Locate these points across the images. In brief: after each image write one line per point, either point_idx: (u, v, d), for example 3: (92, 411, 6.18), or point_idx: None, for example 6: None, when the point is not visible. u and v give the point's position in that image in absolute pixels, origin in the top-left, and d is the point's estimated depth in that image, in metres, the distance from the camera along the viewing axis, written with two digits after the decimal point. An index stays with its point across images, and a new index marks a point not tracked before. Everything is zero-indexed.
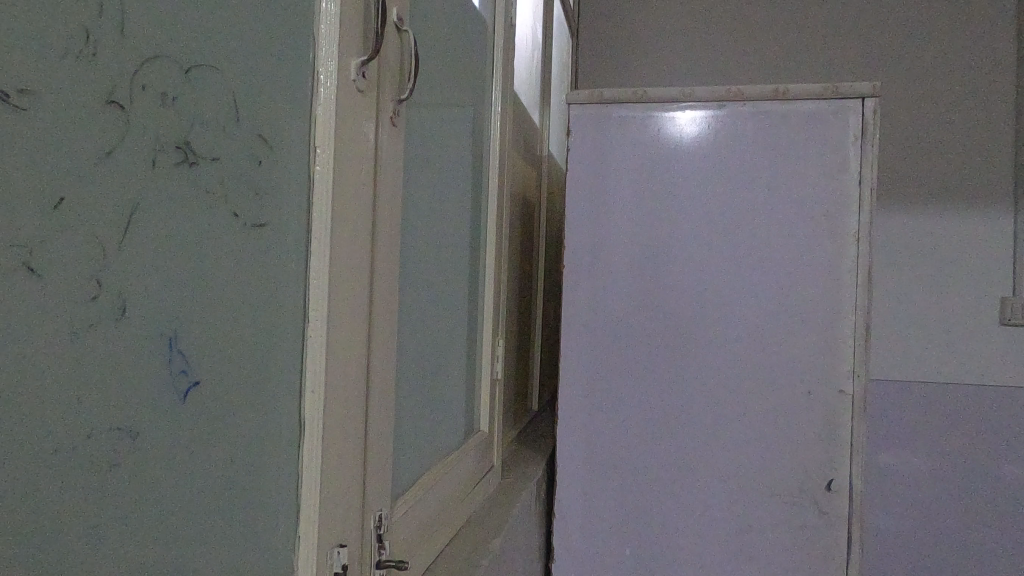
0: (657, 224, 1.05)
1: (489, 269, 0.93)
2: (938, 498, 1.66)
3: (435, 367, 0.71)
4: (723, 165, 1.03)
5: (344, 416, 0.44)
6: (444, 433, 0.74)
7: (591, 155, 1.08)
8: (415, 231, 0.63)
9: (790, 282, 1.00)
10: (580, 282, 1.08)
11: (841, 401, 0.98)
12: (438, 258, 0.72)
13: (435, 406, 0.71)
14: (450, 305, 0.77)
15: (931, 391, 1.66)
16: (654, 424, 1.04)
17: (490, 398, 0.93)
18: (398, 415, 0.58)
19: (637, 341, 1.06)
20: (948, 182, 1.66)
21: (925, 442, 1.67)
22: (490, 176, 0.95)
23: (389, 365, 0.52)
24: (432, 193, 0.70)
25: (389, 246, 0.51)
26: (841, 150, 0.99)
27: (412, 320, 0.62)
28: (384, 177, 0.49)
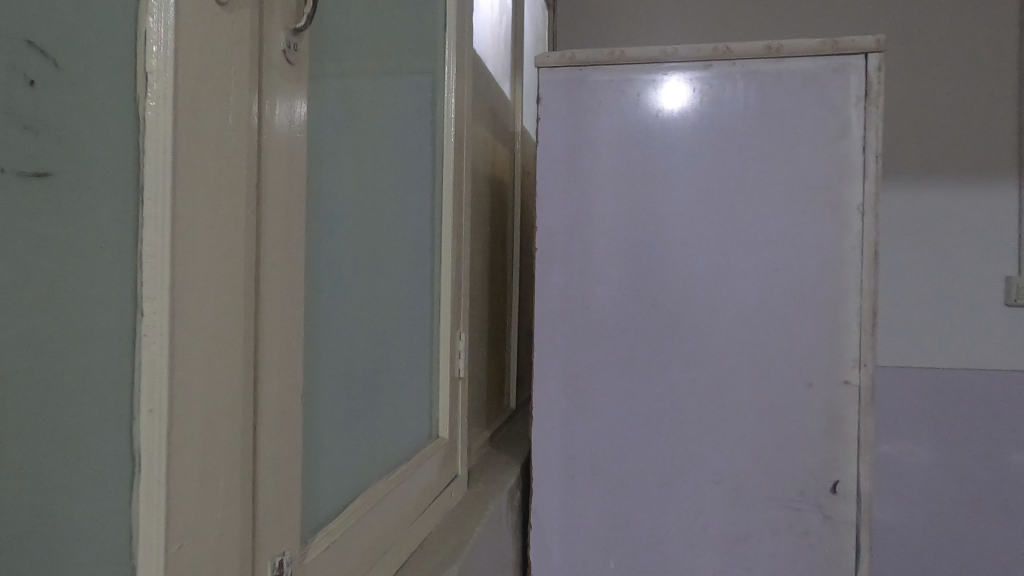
0: (638, 201, 0.95)
1: (446, 253, 0.82)
2: (944, 490, 1.57)
3: (376, 368, 0.60)
4: (709, 133, 0.92)
5: (217, 439, 0.33)
6: (390, 443, 0.64)
7: (564, 125, 0.97)
8: (338, 205, 0.52)
9: (786, 261, 0.90)
10: (555, 267, 0.97)
11: (846, 394, 0.88)
12: (375, 240, 0.61)
13: (377, 413, 0.60)
14: (394, 296, 0.66)
15: (935, 376, 1.57)
16: (639, 422, 0.94)
17: (453, 398, 0.82)
18: (316, 430, 0.47)
19: (619, 331, 0.95)
20: (947, 156, 1.56)
21: (929, 432, 1.58)
22: (447, 149, 0.84)
23: (294, 366, 0.41)
24: (364, 162, 0.59)
25: (287, 217, 0.40)
26: (842, 113, 0.88)
27: (336, 313, 0.51)
28: (272, 129, 0.38)
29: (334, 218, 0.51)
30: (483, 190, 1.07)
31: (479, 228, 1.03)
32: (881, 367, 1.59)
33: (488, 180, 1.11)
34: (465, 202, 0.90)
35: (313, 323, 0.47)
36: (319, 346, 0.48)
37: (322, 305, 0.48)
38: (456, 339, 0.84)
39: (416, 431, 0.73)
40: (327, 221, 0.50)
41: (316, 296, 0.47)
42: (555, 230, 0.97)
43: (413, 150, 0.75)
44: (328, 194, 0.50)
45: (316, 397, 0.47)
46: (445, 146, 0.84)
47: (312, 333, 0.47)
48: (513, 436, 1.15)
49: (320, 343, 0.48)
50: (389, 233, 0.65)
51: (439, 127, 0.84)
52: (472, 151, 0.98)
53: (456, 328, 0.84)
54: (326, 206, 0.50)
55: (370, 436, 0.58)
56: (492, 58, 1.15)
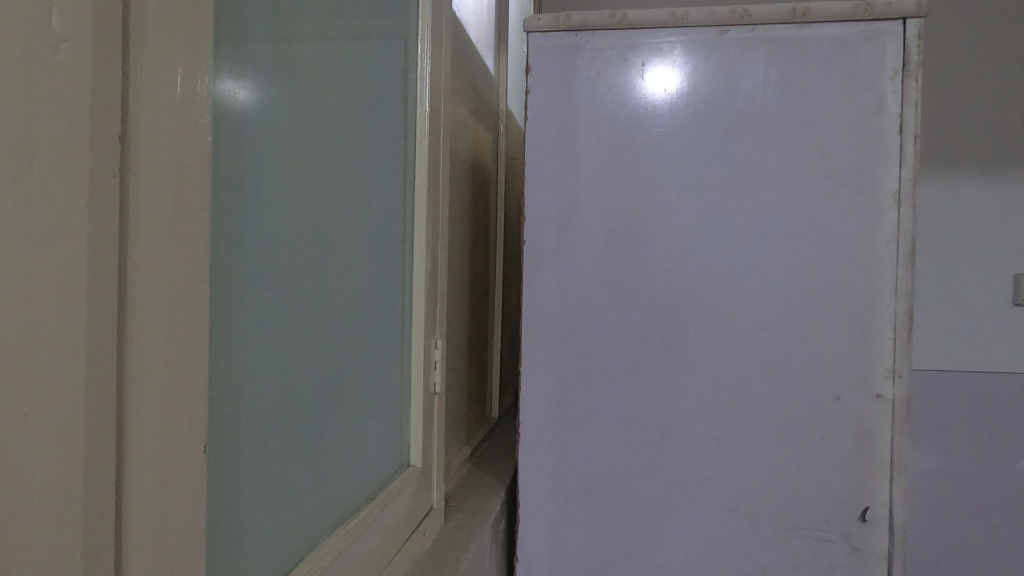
0: (639, 187, 0.83)
1: (421, 247, 0.69)
2: (971, 510, 1.34)
3: (324, 391, 0.47)
4: (723, 110, 0.80)
5: (22, 518, 0.21)
6: (345, 482, 0.52)
7: (555, 98, 0.84)
8: (265, 183, 0.40)
9: (812, 257, 0.78)
10: (546, 262, 0.85)
11: (878, 409, 0.77)
12: (321, 228, 0.48)
13: (326, 447, 0.48)
14: (350, 298, 0.53)
15: (962, 379, 1.33)
16: (641, 440, 0.82)
17: (428, 418, 0.70)
18: (227, 482, 0.35)
19: (618, 336, 0.83)
20: (985, 124, 1.29)
21: (958, 450, 1.34)
22: (420, 124, 0.71)
23: (190, 399, 0.30)
24: (308, 129, 0.46)
25: (173, 197, 0.29)
26: (876, 87, 0.77)
27: (260, 323, 0.39)
28: (142, 66, 0.27)
29: (258, 199, 0.39)
30: (463, 175, 0.94)
31: (459, 217, 0.90)
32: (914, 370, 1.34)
33: (468, 164, 0.98)
34: (442, 186, 0.77)
35: (220, 338, 0.34)
36: (229, 369, 0.35)
37: (235, 313, 0.36)
38: (432, 347, 0.72)
39: (383, 460, 0.61)
40: (246, 203, 0.38)
41: (226, 305, 0.35)
42: (544, 221, 0.85)
43: (375, 122, 0.62)
44: (248, 166, 0.38)
45: (227, 438, 0.35)
46: (419, 120, 0.71)
47: (219, 353, 0.34)
48: (495, 451, 1.02)
49: (232, 365, 0.36)
50: (342, 220, 0.52)
51: (413, 97, 0.71)
52: (451, 130, 0.85)
53: (432, 334, 0.72)
54: (244, 184, 0.38)
55: (316, 478, 0.46)
56: (474, 26, 1.02)
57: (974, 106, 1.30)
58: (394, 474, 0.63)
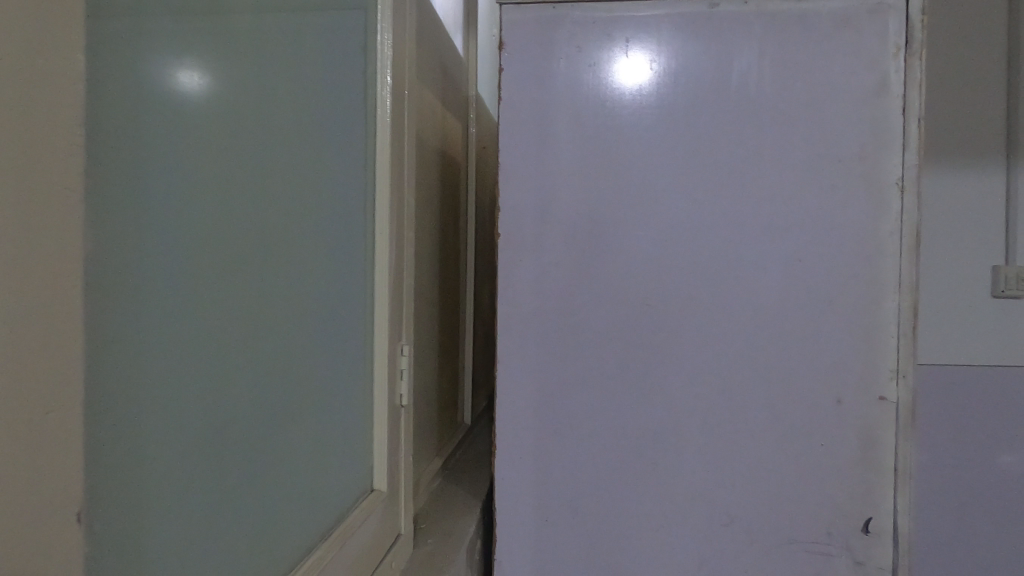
0: (624, 174, 0.76)
1: (383, 245, 0.61)
2: (957, 505, 1.32)
3: (250, 414, 0.40)
4: (715, 90, 0.74)
5: None
6: (282, 518, 0.45)
7: (531, 78, 0.77)
8: (166, 167, 0.32)
9: (810, 249, 0.73)
10: (525, 257, 0.78)
11: (882, 411, 0.71)
12: (247, 221, 0.40)
13: (254, 481, 0.41)
14: (287, 304, 0.46)
15: (945, 375, 1.30)
16: (630, 449, 0.76)
17: (394, 434, 0.63)
18: (109, 551, 0.28)
19: (604, 337, 0.76)
20: (971, 111, 1.26)
21: (960, 443, 1.31)
22: (383, 103, 0.63)
23: (54, 440, 0.24)
24: (228, 98, 0.38)
25: (7, 190, 0.22)
26: (878, 66, 0.71)
27: (154, 342, 0.31)
28: None
29: (153, 188, 0.31)
30: (431, 163, 0.86)
31: (426, 208, 0.82)
32: (921, 365, 1.31)
33: (437, 150, 0.90)
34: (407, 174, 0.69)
35: (95, 366, 0.27)
36: (107, 404, 0.28)
37: (117, 331, 0.29)
38: (398, 355, 0.64)
39: (336, 486, 0.53)
40: (134, 191, 0.30)
41: (106, 326, 0.28)
42: (522, 212, 0.78)
43: (325, 100, 0.54)
44: (136, 144, 0.30)
45: (107, 494, 0.28)
46: (379, 100, 0.63)
47: (92, 386, 0.27)
48: (469, 460, 0.95)
49: (115, 399, 0.29)
50: (277, 212, 0.44)
51: (371, 73, 0.63)
52: (416, 112, 0.77)
53: (397, 340, 0.64)
54: (130, 168, 0.30)
55: (240, 520, 0.39)
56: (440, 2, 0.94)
57: (961, 93, 1.26)
58: (352, 503, 0.56)
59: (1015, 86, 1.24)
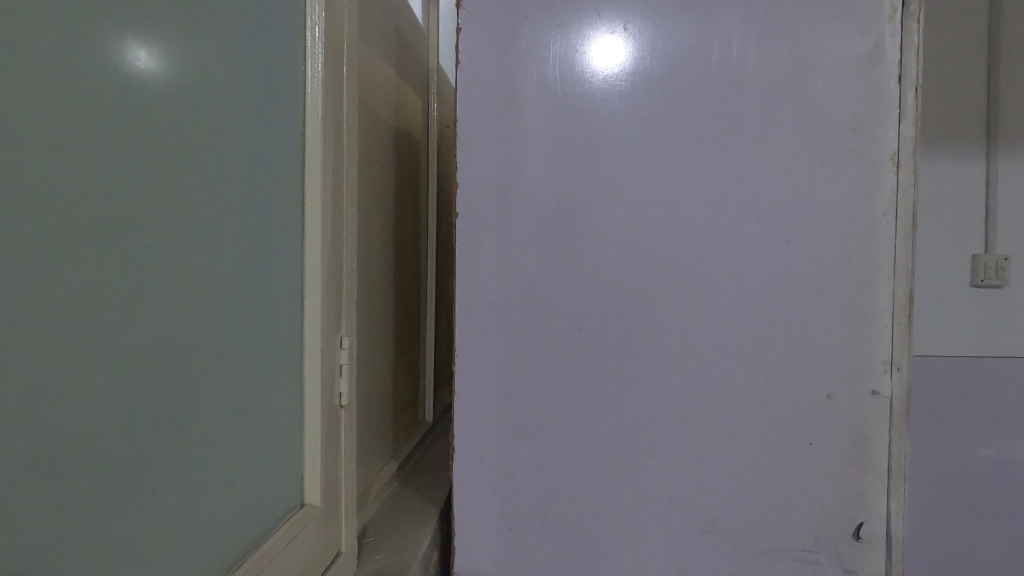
0: (596, 147, 0.69)
1: (311, 226, 0.54)
2: (953, 501, 1.28)
3: (154, 404, 0.36)
4: (696, 54, 0.67)
5: None
6: (202, 516, 0.41)
7: (494, 40, 0.69)
8: (17, 122, 0.27)
9: (798, 231, 0.66)
10: (487, 239, 0.70)
11: (874, 408, 0.66)
12: (152, 190, 0.36)
13: (163, 477, 0.37)
14: (194, 288, 0.40)
15: (938, 368, 1.25)
16: (603, 450, 0.69)
17: (331, 439, 0.55)
18: None
19: (574, 329, 0.69)
20: (952, 93, 1.22)
21: (955, 437, 1.27)
22: (314, 62, 0.55)
23: None
24: (128, 55, 0.34)
25: None
26: (872, 30, 0.65)
27: (16, 322, 0.27)
28: None
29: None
30: (385, 137, 0.78)
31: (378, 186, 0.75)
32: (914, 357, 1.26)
33: (392, 124, 0.82)
34: (349, 145, 0.61)
35: None
36: None
37: None
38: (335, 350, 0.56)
39: (255, 501, 0.47)
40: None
41: None
42: (484, 189, 0.70)
43: (248, 57, 0.47)
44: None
45: None
46: (309, 60, 0.55)
47: None
48: (429, 462, 0.88)
49: None
50: (181, 182, 0.39)
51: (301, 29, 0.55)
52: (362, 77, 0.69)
53: (335, 332, 0.56)
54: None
55: (147, 520, 0.36)
56: None
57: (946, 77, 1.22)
58: (271, 525, 0.48)
59: (994, 74, 1.20)
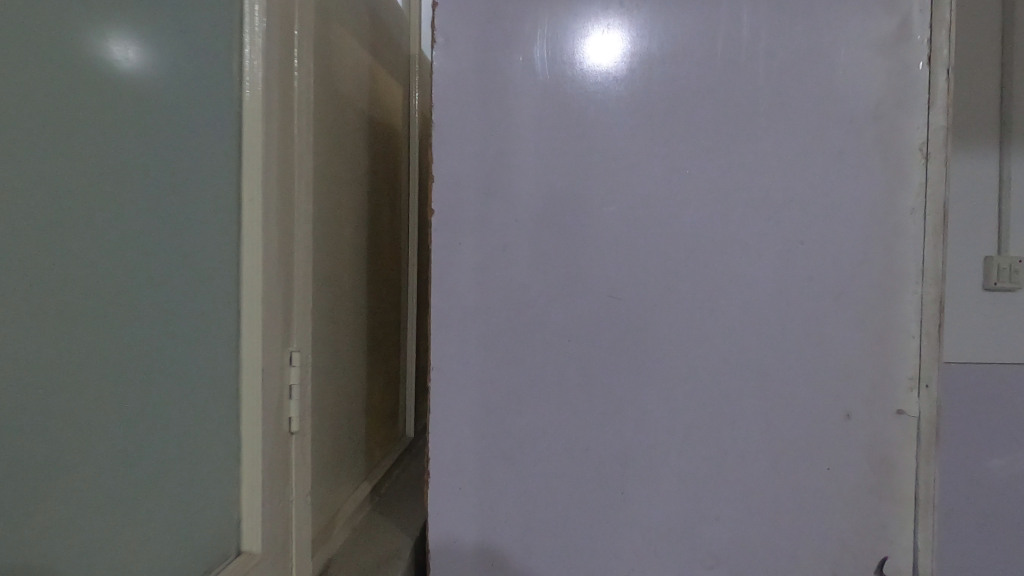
0: (590, 137, 0.61)
1: (249, 228, 0.47)
2: (984, 522, 1.15)
3: (50, 435, 0.32)
4: (701, 32, 0.60)
5: None
6: (121, 557, 0.37)
7: (473, 16, 0.61)
8: None
9: (815, 231, 0.59)
10: (466, 239, 0.62)
11: (899, 430, 0.59)
12: (38, 187, 0.31)
13: (75, 517, 0.34)
14: (124, 305, 0.37)
15: (968, 377, 1.13)
16: (596, 476, 0.62)
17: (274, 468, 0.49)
18: None
19: (561, 341, 0.61)
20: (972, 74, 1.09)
21: (987, 453, 1.14)
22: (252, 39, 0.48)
23: None
24: (24, 48, 0.30)
25: None
26: (897, 7, 0.58)
27: None
28: None
29: None
30: (357, 128, 0.71)
31: (349, 181, 0.68)
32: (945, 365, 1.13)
33: (365, 115, 0.75)
34: (304, 135, 0.54)
35: None
36: None
37: None
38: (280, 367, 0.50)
39: (192, 537, 0.42)
40: None
41: None
42: (462, 183, 0.62)
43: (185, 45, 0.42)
44: None
45: None
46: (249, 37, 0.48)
47: None
48: (408, 482, 0.81)
49: None
50: (107, 189, 0.35)
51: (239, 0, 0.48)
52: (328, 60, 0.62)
53: (280, 347, 0.50)
54: None
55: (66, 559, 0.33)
56: None
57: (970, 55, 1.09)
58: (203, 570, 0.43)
59: (1010, 57, 1.07)
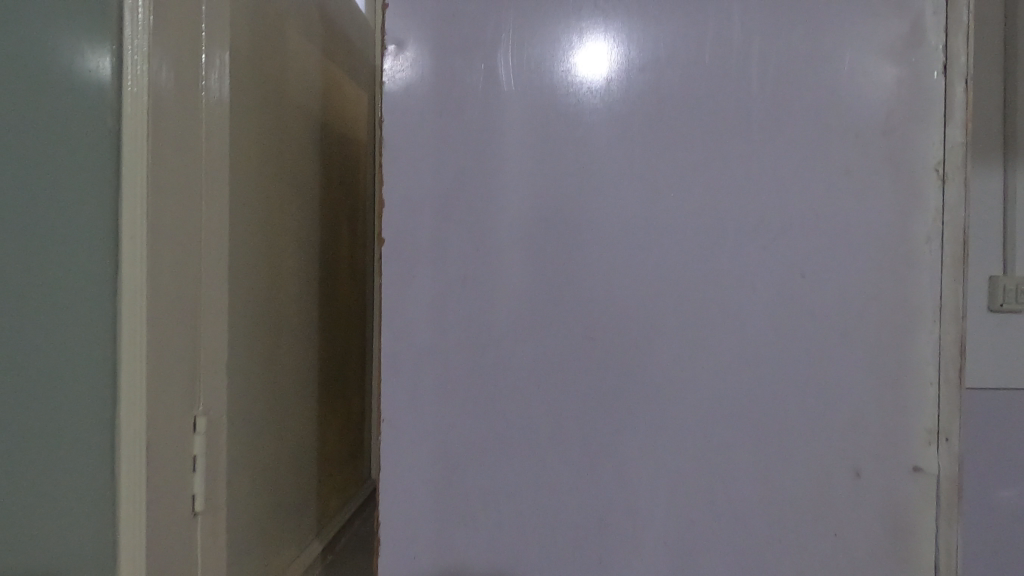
0: (561, 154, 0.53)
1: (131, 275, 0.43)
2: (996, 560, 1.08)
3: None
4: (687, 36, 0.53)
5: None
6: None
7: (429, 18, 0.54)
8: None
9: (818, 262, 0.52)
10: (421, 271, 0.54)
11: (915, 489, 0.51)
12: None
13: None
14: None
15: (975, 406, 1.05)
16: (572, 542, 0.54)
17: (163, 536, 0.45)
18: None
19: (530, 385, 0.54)
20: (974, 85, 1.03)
21: (997, 487, 1.07)
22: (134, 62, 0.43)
23: None
24: None
25: None
26: (909, 8, 0.51)
27: None
28: None
29: None
30: (298, 149, 0.65)
31: (283, 210, 0.62)
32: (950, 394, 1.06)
33: (316, 141, 0.70)
34: (206, 166, 0.50)
35: None
36: None
37: None
38: (168, 426, 0.45)
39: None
40: None
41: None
42: (417, 206, 0.54)
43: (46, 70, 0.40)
44: None
45: None
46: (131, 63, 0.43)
47: None
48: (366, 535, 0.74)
49: None
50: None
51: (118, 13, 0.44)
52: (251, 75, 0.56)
53: (168, 403, 0.45)
54: None
55: None
56: None
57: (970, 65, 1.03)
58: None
59: (1013, 64, 1.00)
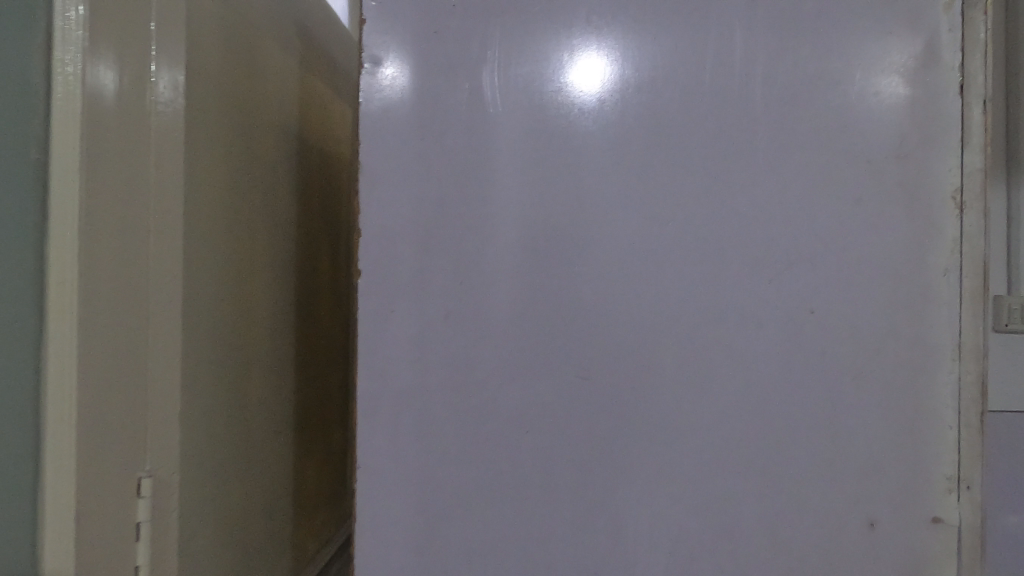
0: (551, 180, 0.50)
1: (59, 325, 0.39)
2: None
3: None
4: (685, 56, 0.49)
5: None
6: None
7: (409, 36, 0.50)
8: None
9: (826, 296, 0.48)
10: (401, 306, 0.50)
11: (934, 541, 0.47)
12: None
13: None
14: None
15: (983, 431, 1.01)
16: None
17: None
18: None
19: (518, 429, 0.50)
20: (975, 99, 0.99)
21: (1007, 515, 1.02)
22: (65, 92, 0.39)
23: None
24: None
25: None
26: (921, 27, 0.48)
27: None
28: None
29: None
30: (270, 175, 0.61)
31: (251, 241, 0.58)
32: None
33: (292, 165, 0.66)
34: (152, 201, 0.46)
35: None
36: None
37: None
38: (104, 489, 0.41)
39: None
40: None
41: None
42: (396, 236, 0.50)
43: None
44: None
45: None
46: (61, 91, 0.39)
47: None
48: None
49: None
50: None
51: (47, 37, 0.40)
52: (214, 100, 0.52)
53: (105, 464, 0.41)
54: None
55: None
56: None
57: None
58: None
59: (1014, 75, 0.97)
